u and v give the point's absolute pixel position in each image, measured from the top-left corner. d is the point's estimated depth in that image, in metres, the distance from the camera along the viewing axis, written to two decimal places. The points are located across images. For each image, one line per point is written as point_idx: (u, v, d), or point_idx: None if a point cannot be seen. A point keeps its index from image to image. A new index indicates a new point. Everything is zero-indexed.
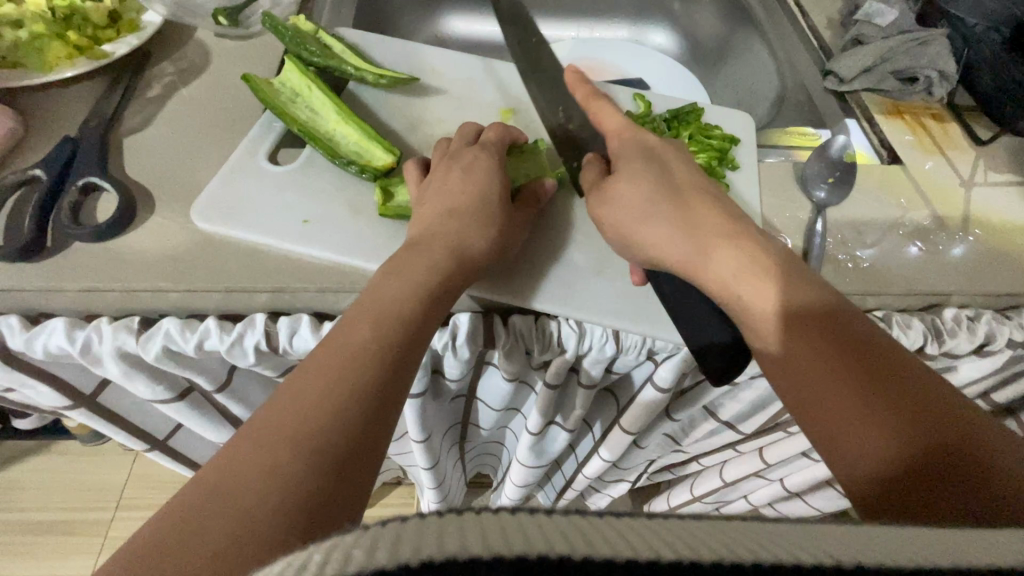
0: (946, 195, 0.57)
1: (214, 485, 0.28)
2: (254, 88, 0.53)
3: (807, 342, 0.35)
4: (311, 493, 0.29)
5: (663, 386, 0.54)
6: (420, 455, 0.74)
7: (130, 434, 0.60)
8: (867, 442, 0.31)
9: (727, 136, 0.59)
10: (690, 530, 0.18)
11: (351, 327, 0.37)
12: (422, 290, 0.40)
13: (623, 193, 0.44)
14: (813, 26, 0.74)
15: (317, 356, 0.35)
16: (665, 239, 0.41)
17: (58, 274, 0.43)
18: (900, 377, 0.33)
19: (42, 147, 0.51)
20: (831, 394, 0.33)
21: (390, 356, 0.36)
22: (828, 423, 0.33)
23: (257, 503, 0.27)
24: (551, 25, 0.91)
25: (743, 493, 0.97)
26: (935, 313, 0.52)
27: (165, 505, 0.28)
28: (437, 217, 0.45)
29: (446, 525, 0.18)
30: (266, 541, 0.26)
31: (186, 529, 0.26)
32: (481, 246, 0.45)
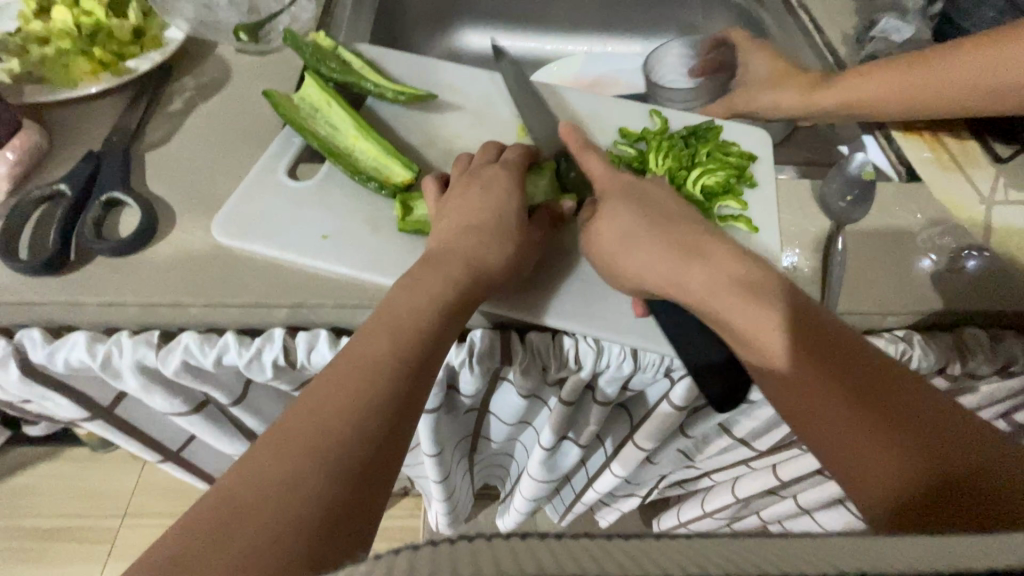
0: (966, 212, 0.57)
1: (235, 492, 0.28)
2: (275, 103, 0.54)
3: (815, 373, 0.36)
4: (331, 504, 0.29)
5: (680, 404, 0.53)
6: (432, 469, 0.73)
7: (144, 445, 0.60)
8: (882, 465, 0.33)
9: (744, 154, 0.58)
10: (710, 551, 0.18)
11: (370, 339, 0.37)
12: (440, 307, 0.40)
13: (611, 224, 0.45)
14: (828, 42, 0.74)
15: (336, 364, 0.35)
16: (653, 265, 0.42)
17: (79, 288, 0.44)
18: (904, 396, 0.34)
19: (65, 160, 0.51)
20: (837, 415, 0.35)
21: (408, 367, 0.36)
22: (839, 448, 0.35)
23: (278, 512, 0.28)
24: (565, 40, 0.92)
25: (756, 510, 0.96)
26: (956, 332, 0.51)
27: (186, 512, 0.28)
28: (453, 235, 0.45)
29: (457, 553, 0.18)
30: (286, 551, 0.26)
31: (206, 536, 0.26)
32: (497, 265, 0.44)
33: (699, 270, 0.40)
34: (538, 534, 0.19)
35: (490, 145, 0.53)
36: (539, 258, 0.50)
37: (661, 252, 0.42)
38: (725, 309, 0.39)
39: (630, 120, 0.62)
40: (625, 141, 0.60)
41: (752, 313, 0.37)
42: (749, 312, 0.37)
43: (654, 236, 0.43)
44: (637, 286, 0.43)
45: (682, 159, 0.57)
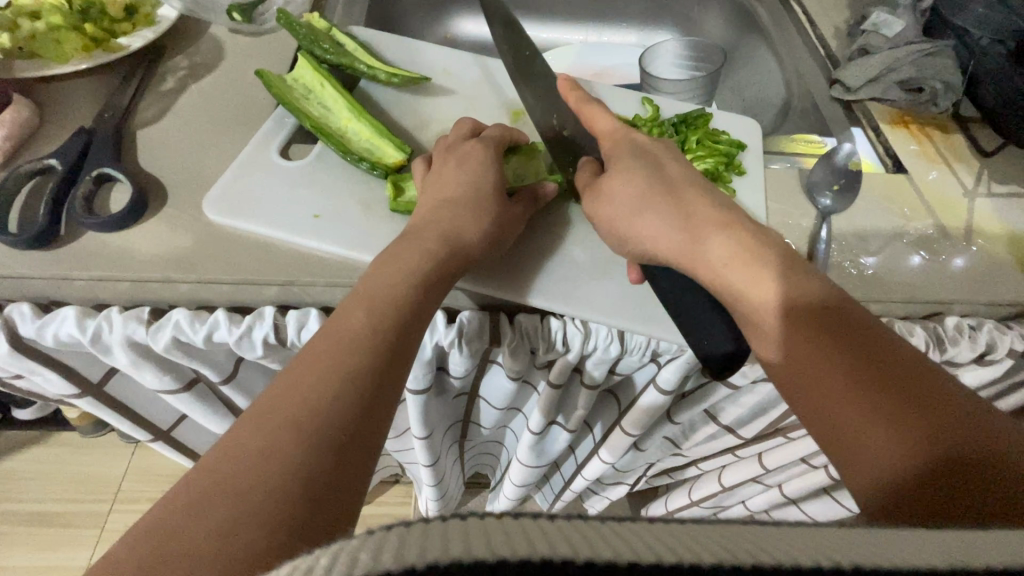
0: (950, 205, 0.58)
1: (219, 466, 0.28)
2: (268, 83, 0.54)
3: (810, 348, 0.33)
4: (313, 475, 0.29)
5: (667, 389, 0.54)
6: (422, 452, 0.74)
7: (135, 424, 0.61)
8: (881, 449, 0.30)
9: (733, 142, 0.59)
10: (706, 539, 0.19)
11: (347, 316, 0.37)
12: (419, 282, 0.41)
13: (615, 188, 0.44)
14: (820, 35, 0.75)
15: (312, 346, 0.35)
16: (659, 227, 0.41)
17: (70, 263, 0.44)
18: (913, 380, 0.31)
19: (55, 136, 0.51)
20: (836, 387, 0.32)
21: (384, 341, 0.36)
22: (836, 432, 0.32)
23: (260, 483, 0.28)
24: (561, 29, 0.92)
25: (741, 499, 0.97)
26: (936, 322, 0.53)
27: (173, 486, 0.28)
28: (432, 213, 0.45)
29: (449, 530, 0.18)
30: (266, 520, 0.26)
31: (190, 508, 0.26)
32: (477, 242, 0.45)
33: (708, 236, 0.39)
34: (526, 515, 0.20)
35: (468, 122, 0.53)
36: (529, 241, 0.51)
37: (671, 216, 0.41)
38: (721, 271, 0.38)
39: (622, 108, 0.63)
40: None
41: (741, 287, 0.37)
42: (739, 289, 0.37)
43: (647, 203, 0.42)
44: (645, 252, 0.42)
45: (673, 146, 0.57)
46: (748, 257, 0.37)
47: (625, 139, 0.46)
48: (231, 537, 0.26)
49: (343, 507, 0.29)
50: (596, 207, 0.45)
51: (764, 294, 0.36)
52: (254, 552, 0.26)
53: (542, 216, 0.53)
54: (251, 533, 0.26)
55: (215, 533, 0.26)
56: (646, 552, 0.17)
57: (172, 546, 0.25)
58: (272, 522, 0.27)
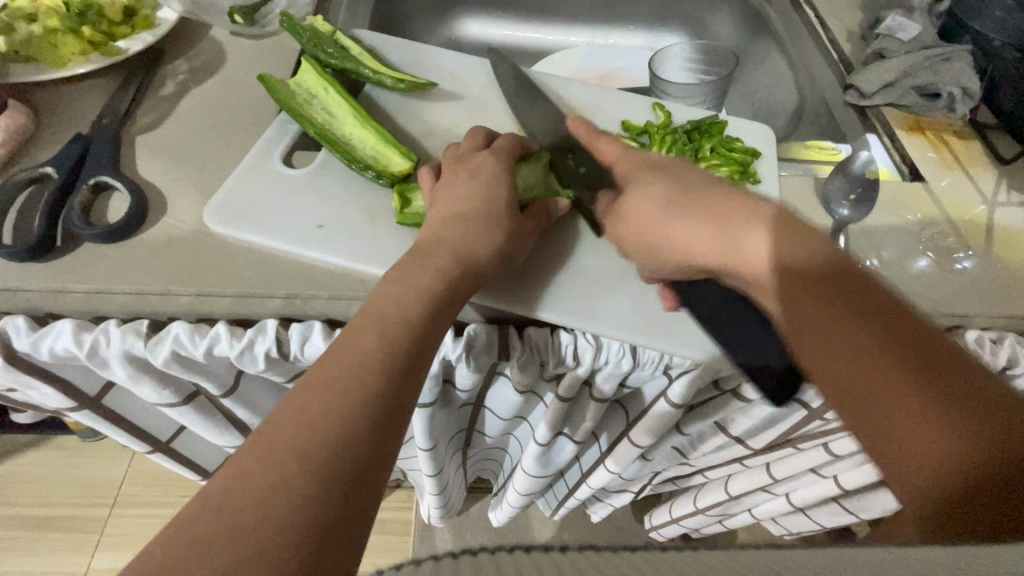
0: (970, 214, 0.56)
1: (226, 498, 0.27)
2: (271, 89, 0.52)
3: (856, 357, 0.33)
4: (322, 508, 0.28)
5: (678, 402, 0.53)
6: (426, 463, 0.72)
7: (134, 436, 0.59)
8: (937, 455, 0.30)
9: (749, 149, 0.57)
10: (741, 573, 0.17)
11: (357, 336, 0.36)
12: (429, 299, 0.39)
13: (640, 206, 0.44)
14: (833, 39, 0.73)
15: (318, 368, 0.34)
16: (699, 236, 0.40)
17: (66, 275, 0.43)
18: (962, 381, 0.31)
19: (50, 143, 0.50)
20: (876, 389, 0.32)
21: (395, 363, 0.35)
22: (889, 442, 0.32)
23: (269, 515, 0.27)
24: (567, 31, 0.91)
25: (747, 507, 0.96)
26: (957, 334, 0.50)
27: (174, 519, 0.27)
28: (442, 229, 0.44)
29: None
30: (272, 557, 0.25)
31: (195, 546, 0.25)
32: (488, 258, 0.43)
33: (744, 234, 0.38)
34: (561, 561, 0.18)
35: (478, 132, 0.52)
36: (537, 252, 0.50)
37: (705, 220, 0.40)
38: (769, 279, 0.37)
39: (632, 114, 0.61)
40: (627, 135, 0.59)
41: (785, 296, 0.36)
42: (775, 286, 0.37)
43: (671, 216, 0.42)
44: (681, 261, 0.42)
45: (685, 153, 0.56)
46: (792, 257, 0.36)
47: None
48: None
49: (353, 541, 0.28)
50: (623, 225, 0.46)
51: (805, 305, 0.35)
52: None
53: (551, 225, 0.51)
54: (259, 572, 0.25)
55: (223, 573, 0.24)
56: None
57: None
58: (281, 561, 0.25)
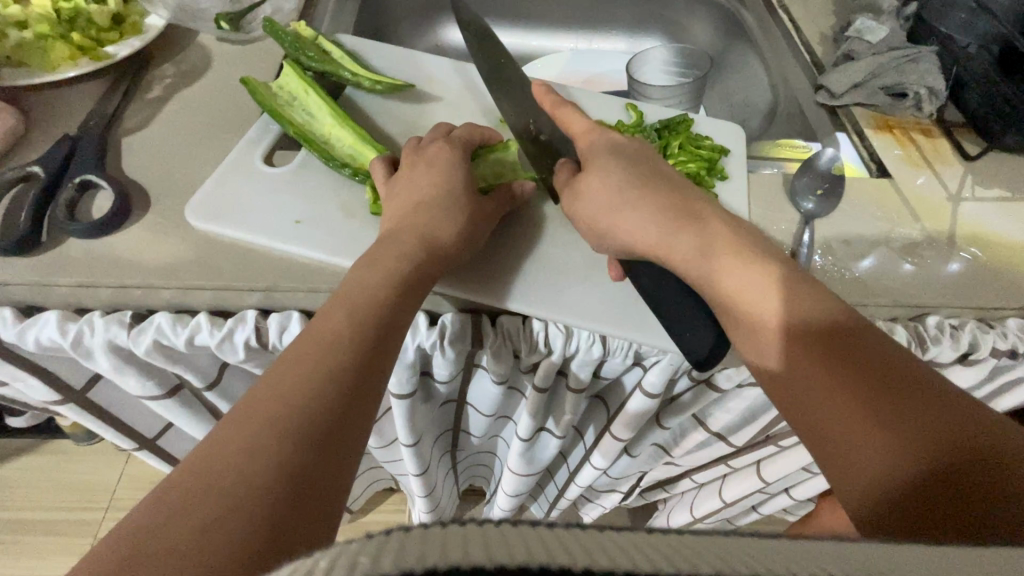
0: (936, 209, 0.58)
1: (204, 465, 0.28)
2: (253, 91, 0.54)
3: (801, 359, 0.33)
4: (296, 472, 0.29)
5: (653, 392, 0.54)
6: (410, 460, 0.73)
7: (120, 431, 0.61)
8: (871, 459, 0.30)
9: (716, 147, 0.59)
10: (671, 546, 0.19)
11: (327, 317, 0.37)
12: (398, 283, 0.41)
13: (594, 188, 0.44)
14: (806, 42, 0.75)
15: (291, 347, 0.35)
16: (633, 226, 0.42)
17: (51, 269, 0.44)
18: (910, 388, 0.31)
19: (39, 144, 0.51)
20: (819, 397, 0.32)
21: (365, 341, 0.37)
22: (830, 444, 0.31)
23: (244, 479, 0.28)
24: (550, 37, 0.93)
25: (752, 508, 0.97)
26: (919, 322, 0.52)
27: (154, 487, 0.28)
28: (408, 218, 0.45)
29: (449, 534, 0.18)
30: (249, 516, 0.26)
31: (174, 505, 0.26)
32: (452, 246, 0.45)
33: (683, 234, 0.40)
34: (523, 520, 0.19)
35: (444, 128, 0.54)
36: (508, 245, 0.51)
37: (648, 214, 0.41)
38: (727, 288, 0.37)
39: (606, 114, 0.63)
40: None
41: (731, 290, 0.37)
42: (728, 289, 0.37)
43: (635, 203, 0.42)
44: (623, 245, 0.43)
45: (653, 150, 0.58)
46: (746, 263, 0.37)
47: (604, 143, 0.47)
48: (214, 534, 0.25)
49: (325, 504, 0.30)
50: (580, 202, 0.45)
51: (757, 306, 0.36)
52: (237, 550, 0.25)
53: (522, 220, 0.53)
54: (236, 529, 0.26)
55: (200, 529, 0.26)
56: (617, 555, 0.17)
57: (155, 544, 0.25)
58: (256, 519, 0.27)
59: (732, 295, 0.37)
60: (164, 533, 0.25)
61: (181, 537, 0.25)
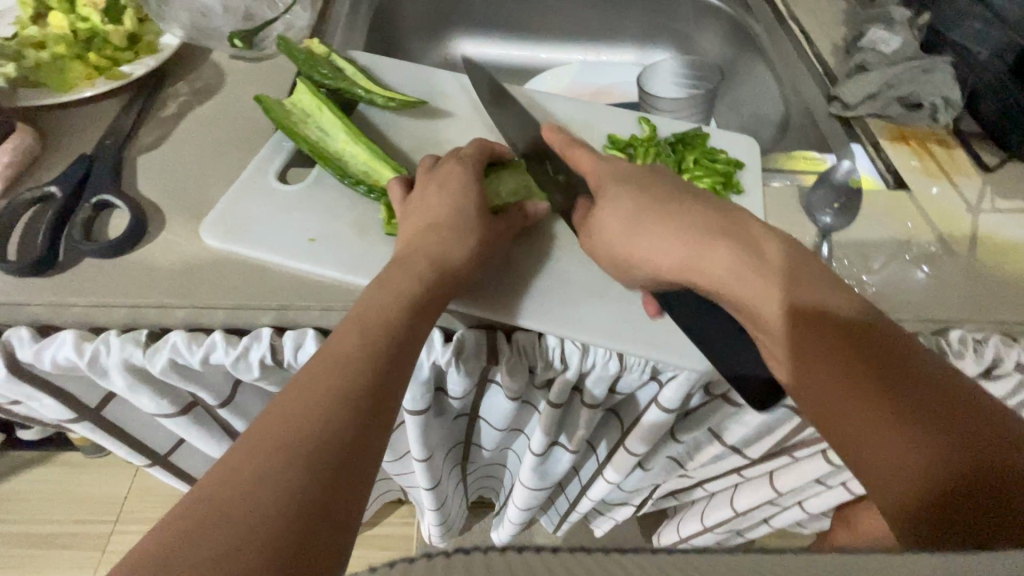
0: (955, 220, 0.57)
1: (216, 492, 0.28)
2: (266, 109, 0.54)
3: (842, 371, 0.33)
4: (306, 497, 0.29)
5: (669, 407, 0.53)
6: (422, 475, 0.72)
7: (133, 448, 0.60)
8: (909, 466, 0.31)
9: (731, 161, 0.59)
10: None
11: (340, 339, 0.37)
12: (409, 305, 0.40)
13: (613, 213, 0.44)
14: (817, 53, 0.75)
15: (304, 370, 0.35)
16: (650, 251, 0.42)
17: (66, 289, 0.44)
18: (940, 394, 0.32)
19: (55, 163, 0.52)
20: (859, 409, 0.33)
21: (379, 364, 0.36)
22: (861, 447, 0.32)
23: (256, 507, 0.27)
24: (559, 50, 0.93)
25: (765, 520, 0.95)
26: (942, 336, 0.51)
27: (165, 515, 0.27)
28: (419, 238, 0.45)
29: None
30: (260, 544, 0.26)
31: (182, 537, 0.26)
32: (464, 266, 0.45)
33: (715, 251, 0.39)
34: (549, 559, 0.19)
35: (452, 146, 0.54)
36: (522, 262, 0.51)
37: (671, 235, 0.41)
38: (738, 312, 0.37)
39: (618, 127, 0.63)
40: (613, 147, 0.60)
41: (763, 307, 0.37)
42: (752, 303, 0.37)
43: (662, 222, 0.42)
44: (651, 270, 0.43)
45: (668, 163, 0.57)
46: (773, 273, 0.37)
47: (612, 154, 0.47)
48: (222, 565, 0.25)
49: (340, 531, 0.29)
50: (597, 231, 0.46)
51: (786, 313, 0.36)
52: None
53: (536, 235, 0.52)
54: (246, 559, 0.25)
55: (210, 561, 0.25)
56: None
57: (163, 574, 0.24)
58: (267, 550, 0.26)
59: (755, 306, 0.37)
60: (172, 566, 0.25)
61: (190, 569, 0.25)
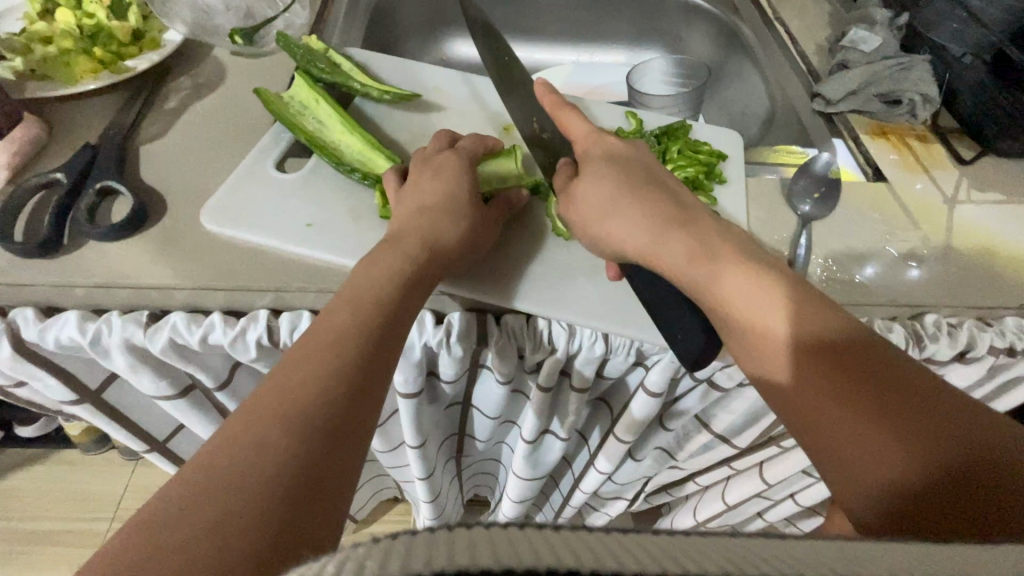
0: (932, 212, 0.59)
1: (212, 462, 0.29)
2: (266, 101, 0.56)
3: (813, 381, 0.34)
4: (299, 465, 0.30)
5: (656, 392, 0.55)
6: (416, 462, 0.74)
7: (133, 432, 0.62)
8: (882, 468, 0.31)
9: (715, 152, 0.61)
10: (663, 548, 0.19)
11: (331, 317, 0.39)
12: (399, 285, 0.42)
13: (585, 194, 0.46)
14: (802, 52, 0.77)
15: (297, 346, 0.37)
16: (617, 231, 0.43)
17: (70, 271, 0.46)
18: (914, 396, 0.32)
19: (60, 152, 0.54)
20: (831, 417, 0.33)
21: (370, 340, 0.38)
22: (834, 451, 0.33)
23: (252, 475, 0.29)
24: (553, 50, 0.96)
25: (757, 515, 0.96)
26: (917, 320, 0.53)
27: (164, 485, 0.29)
28: (411, 220, 0.47)
29: (455, 541, 0.19)
30: (256, 508, 0.28)
31: (182, 503, 0.27)
32: (454, 247, 0.46)
33: (671, 239, 0.41)
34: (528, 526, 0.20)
35: (444, 135, 0.56)
36: (511, 247, 0.52)
37: (636, 220, 0.43)
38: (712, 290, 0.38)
39: (606, 121, 0.65)
40: None
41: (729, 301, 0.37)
42: (714, 292, 0.38)
43: (631, 207, 0.43)
44: (619, 252, 0.44)
45: (652, 154, 0.59)
46: (736, 274, 0.38)
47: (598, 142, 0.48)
48: (220, 527, 0.27)
49: (331, 497, 0.31)
50: (572, 212, 0.47)
51: (763, 322, 0.36)
52: (245, 538, 0.26)
53: (525, 221, 0.54)
54: (243, 521, 0.27)
55: (209, 525, 0.26)
56: (619, 556, 0.18)
57: (163, 536, 0.26)
58: (264, 514, 0.28)
59: (725, 303, 0.38)
60: (172, 529, 0.26)
61: (189, 530, 0.26)
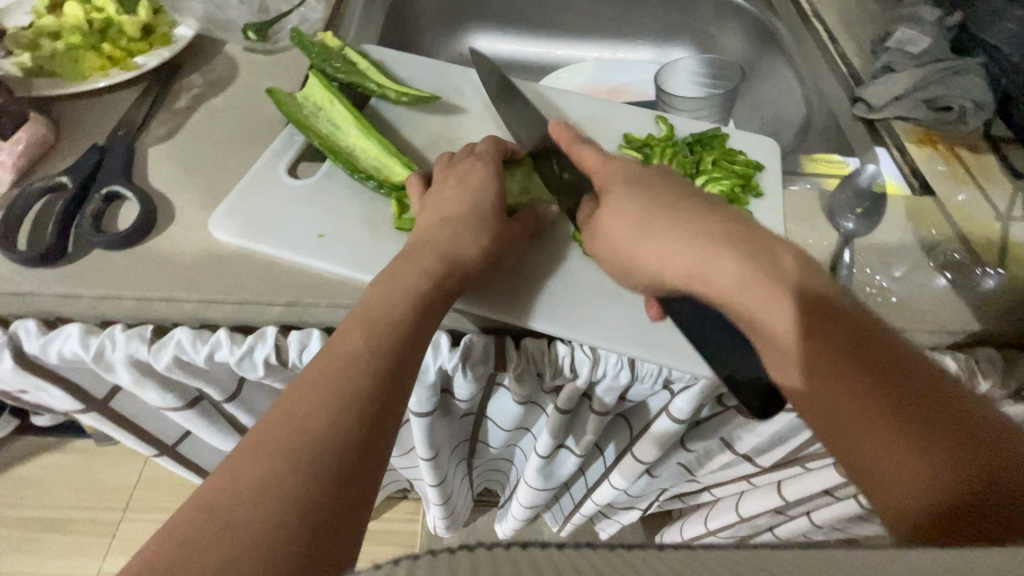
0: (983, 227, 0.55)
1: (217, 500, 0.27)
2: (279, 102, 0.54)
3: (847, 390, 0.32)
4: (310, 501, 0.28)
5: (680, 417, 0.52)
6: (427, 472, 0.72)
7: (139, 437, 0.60)
8: (909, 481, 0.30)
9: (750, 163, 0.57)
10: (703, 558, 0.17)
11: (343, 339, 0.36)
12: (418, 302, 0.40)
13: (614, 218, 0.41)
14: (841, 53, 0.73)
15: (308, 370, 0.34)
16: (655, 258, 0.39)
17: (74, 278, 0.44)
18: (938, 408, 0.31)
19: (67, 153, 0.52)
20: (862, 427, 0.32)
21: (384, 362, 0.35)
22: (856, 455, 0.32)
23: (258, 515, 0.26)
24: (575, 46, 0.92)
25: (771, 529, 0.93)
26: (969, 351, 0.49)
27: (163, 526, 0.26)
28: (431, 232, 0.44)
29: (461, 561, 0.17)
30: (264, 552, 0.25)
31: (184, 551, 0.25)
32: (475, 264, 0.44)
33: (719, 259, 0.36)
34: (543, 542, 0.18)
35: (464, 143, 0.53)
36: (533, 262, 0.50)
37: (678, 240, 0.38)
38: (764, 304, 0.34)
39: (635, 125, 0.61)
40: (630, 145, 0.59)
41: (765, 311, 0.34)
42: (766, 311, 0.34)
43: (671, 226, 0.38)
44: (655, 279, 0.39)
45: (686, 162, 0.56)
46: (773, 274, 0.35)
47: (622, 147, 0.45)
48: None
49: (344, 533, 0.28)
50: (603, 239, 0.42)
51: (797, 324, 0.34)
52: None
53: (547, 234, 0.51)
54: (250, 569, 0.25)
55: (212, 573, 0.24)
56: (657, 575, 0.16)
57: None
58: (273, 558, 0.25)
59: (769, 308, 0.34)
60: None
61: None
